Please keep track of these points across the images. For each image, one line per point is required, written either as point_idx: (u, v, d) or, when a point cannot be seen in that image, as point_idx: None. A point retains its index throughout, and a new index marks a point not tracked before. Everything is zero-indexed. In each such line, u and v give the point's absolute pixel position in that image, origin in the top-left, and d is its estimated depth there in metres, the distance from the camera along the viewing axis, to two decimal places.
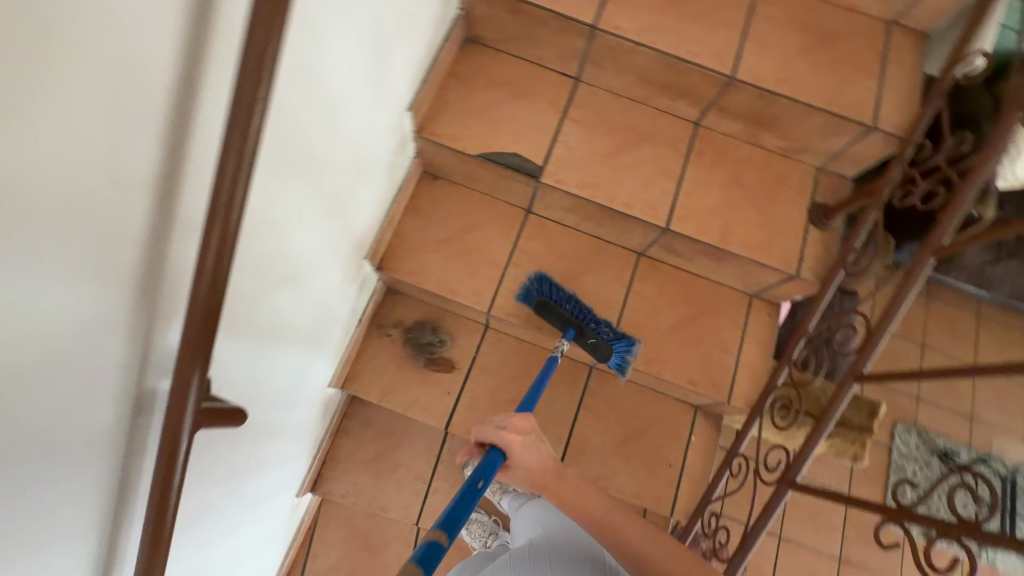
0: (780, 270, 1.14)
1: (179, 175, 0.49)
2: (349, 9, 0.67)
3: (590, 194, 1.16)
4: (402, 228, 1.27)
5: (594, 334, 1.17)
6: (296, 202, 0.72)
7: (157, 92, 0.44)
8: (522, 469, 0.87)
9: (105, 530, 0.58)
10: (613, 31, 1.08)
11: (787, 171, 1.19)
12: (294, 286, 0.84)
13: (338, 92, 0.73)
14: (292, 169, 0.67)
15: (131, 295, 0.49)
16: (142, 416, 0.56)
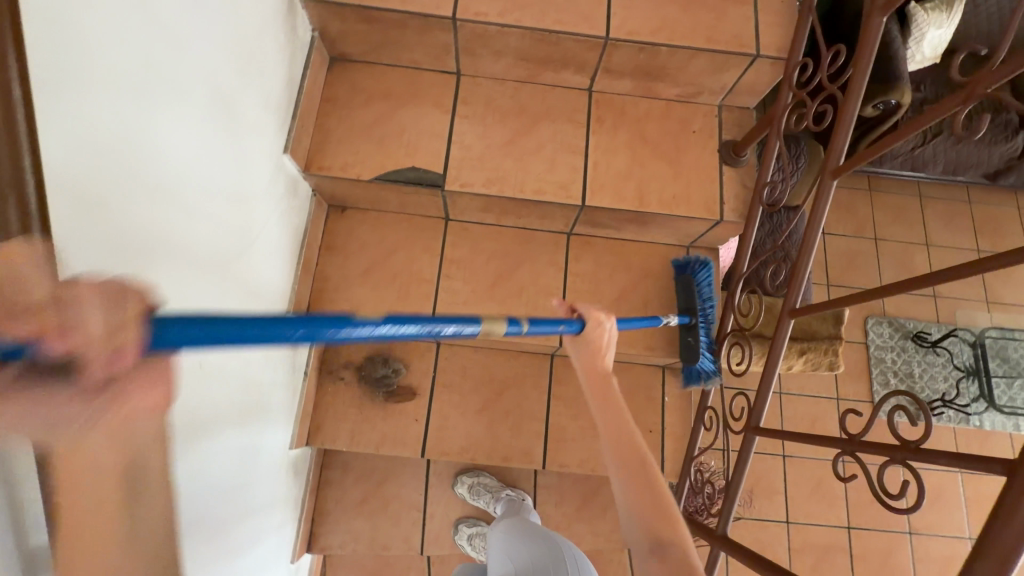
0: (704, 218, 1.12)
1: None
2: (149, 70, 0.61)
3: (500, 189, 1.11)
4: (322, 269, 1.21)
5: (697, 336, 1.12)
6: (166, 288, 0.67)
7: None
8: (585, 348, 0.91)
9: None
10: (475, 17, 1.02)
11: (689, 116, 1.17)
12: (201, 369, 0.79)
13: (173, 160, 0.67)
14: (140, 261, 0.61)
15: None
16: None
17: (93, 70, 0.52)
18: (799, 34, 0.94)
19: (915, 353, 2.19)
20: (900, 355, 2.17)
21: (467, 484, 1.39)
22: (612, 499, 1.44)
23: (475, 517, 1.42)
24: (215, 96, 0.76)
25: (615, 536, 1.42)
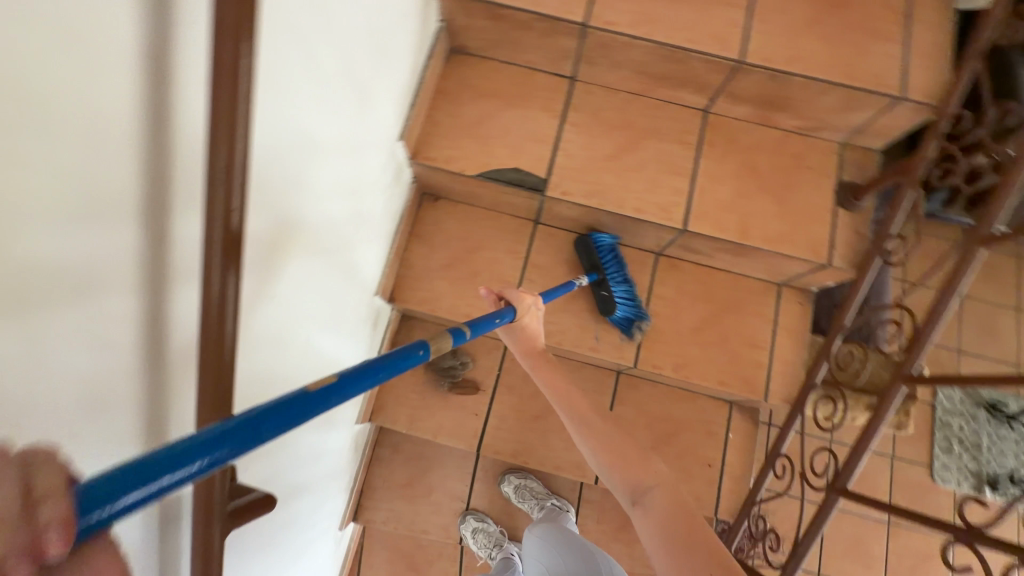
0: (809, 260, 1.07)
1: (164, 269, 0.46)
2: (319, 60, 0.63)
3: (599, 204, 1.09)
4: (408, 255, 1.23)
5: (609, 288, 1.14)
6: (293, 265, 0.72)
7: (129, 192, 0.41)
8: (521, 333, 0.92)
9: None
10: (605, 26, 0.99)
11: (806, 151, 1.11)
12: (305, 343, 0.83)
13: (321, 146, 0.70)
14: (279, 238, 0.65)
15: (136, 404, 0.47)
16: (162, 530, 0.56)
17: (277, 65, 0.54)
18: (957, 83, 0.88)
19: (986, 423, 2.03)
20: (969, 424, 2.03)
21: (513, 485, 1.40)
22: None
23: (484, 512, 1.44)
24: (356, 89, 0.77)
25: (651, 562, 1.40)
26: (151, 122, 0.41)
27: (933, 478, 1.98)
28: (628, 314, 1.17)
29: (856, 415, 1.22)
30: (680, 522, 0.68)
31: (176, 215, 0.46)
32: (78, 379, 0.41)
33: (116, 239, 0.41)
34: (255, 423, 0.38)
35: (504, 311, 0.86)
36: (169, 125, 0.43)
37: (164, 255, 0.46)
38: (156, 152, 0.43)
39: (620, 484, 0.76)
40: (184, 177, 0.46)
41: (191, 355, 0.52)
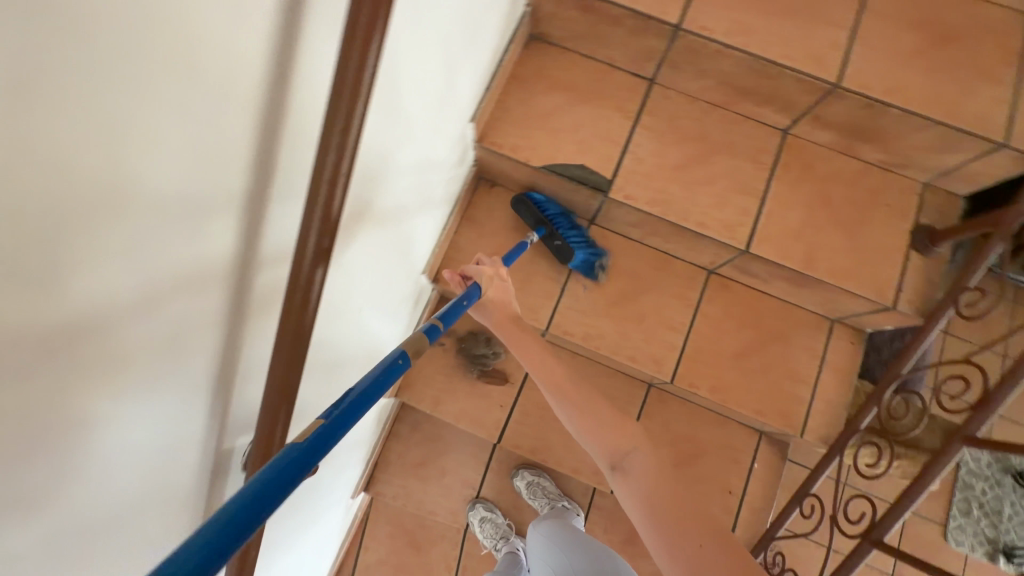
0: (872, 301, 1.03)
1: (260, 228, 0.47)
2: (420, 36, 0.66)
3: (661, 213, 1.07)
4: (457, 238, 1.22)
5: (563, 237, 1.12)
6: (369, 230, 0.75)
7: (242, 146, 0.42)
8: (490, 307, 0.92)
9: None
10: (698, 31, 0.96)
11: (885, 187, 1.06)
12: (366, 308, 0.86)
13: (409, 119, 0.73)
14: (363, 202, 0.69)
15: (212, 356, 0.48)
16: (214, 481, 0.57)
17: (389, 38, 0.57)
18: None
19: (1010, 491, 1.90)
20: (992, 489, 1.88)
21: (525, 480, 1.39)
22: None
23: (493, 503, 1.44)
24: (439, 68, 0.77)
25: None
26: (276, 85, 0.43)
27: (946, 539, 1.87)
28: (587, 255, 1.14)
29: (902, 467, 1.25)
30: (661, 485, 0.71)
31: (277, 178, 0.48)
32: (177, 322, 0.42)
33: (229, 193, 0.42)
34: (259, 496, 0.34)
35: (470, 290, 0.84)
36: (289, 90, 0.45)
37: (263, 216, 0.47)
38: (272, 113, 0.44)
39: (598, 449, 0.77)
40: (292, 141, 0.48)
41: (269, 313, 0.55)
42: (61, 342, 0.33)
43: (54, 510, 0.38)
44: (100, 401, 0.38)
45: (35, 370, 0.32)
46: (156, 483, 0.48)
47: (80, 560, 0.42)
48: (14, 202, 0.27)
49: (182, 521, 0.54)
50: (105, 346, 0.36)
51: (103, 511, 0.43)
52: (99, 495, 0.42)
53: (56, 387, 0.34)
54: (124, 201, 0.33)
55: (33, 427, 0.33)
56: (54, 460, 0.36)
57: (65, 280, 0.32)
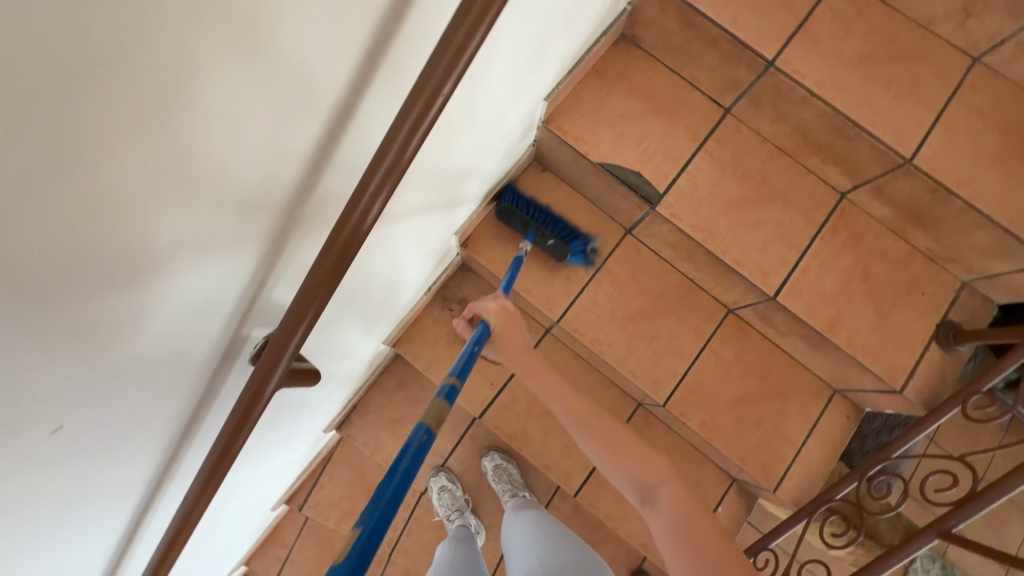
0: (882, 380, 1.03)
1: (341, 128, 0.52)
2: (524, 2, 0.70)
3: (702, 240, 1.07)
4: (496, 211, 1.22)
5: (550, 234, 1.14)
6: (424, 177, 0.79)
7: (353, 45, 0.46)
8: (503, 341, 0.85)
9: (163, 465, 0.59)
10: (790, 73, 0.96)
11: (924, 276, 1.06)
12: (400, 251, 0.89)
13: (491, 78, 0.77)
14: (431, 146, 0.73)
15: (263, 236, 0.51)
16: (225, 365, 0.58)
17: None
18: None
19: None
20: None
21: (493, 462, 1.39)
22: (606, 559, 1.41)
23: (456, 475, 1.45)
24: (531, 41, 0.81)
25: None
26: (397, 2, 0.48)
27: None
28: (582, 246, 1.16)
29: (857, 555, 1.26)
30: (694, 515, 0.66)
31: (370, 98, 0.53)
32: (245, 185, 0.46)
33: (325, 87, 0.47)
34: None
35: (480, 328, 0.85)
36: (406, 13, 0.50)
37: (345, 124, 0.52)
38: (387, 27, 0.49)
39: (628, 488, 0.71)
40: (392, 70, 0.53)
41: (324, 215, 0.58)
42: (154, 153, 0.36)
43: (99, 318, 0.40)
44: (166, 230, 0.41)
45: (127, 170, 0.35)
46: (182, 341, 0.50)
47: (100, 385, 0.44)
48: (170, 5, 0.31)
49: (186, 393, 0.55)
50: (187, 176, 0.40)
51: (135, 346, 0.45)
52: (137, 328, 0.44)
53: (139, 196, 0.37)
54: (245, 50, 0.38)
55: (106, 226, 0.36)
56: (117, 269, 0.39)
57: (178, 97, 0.35)
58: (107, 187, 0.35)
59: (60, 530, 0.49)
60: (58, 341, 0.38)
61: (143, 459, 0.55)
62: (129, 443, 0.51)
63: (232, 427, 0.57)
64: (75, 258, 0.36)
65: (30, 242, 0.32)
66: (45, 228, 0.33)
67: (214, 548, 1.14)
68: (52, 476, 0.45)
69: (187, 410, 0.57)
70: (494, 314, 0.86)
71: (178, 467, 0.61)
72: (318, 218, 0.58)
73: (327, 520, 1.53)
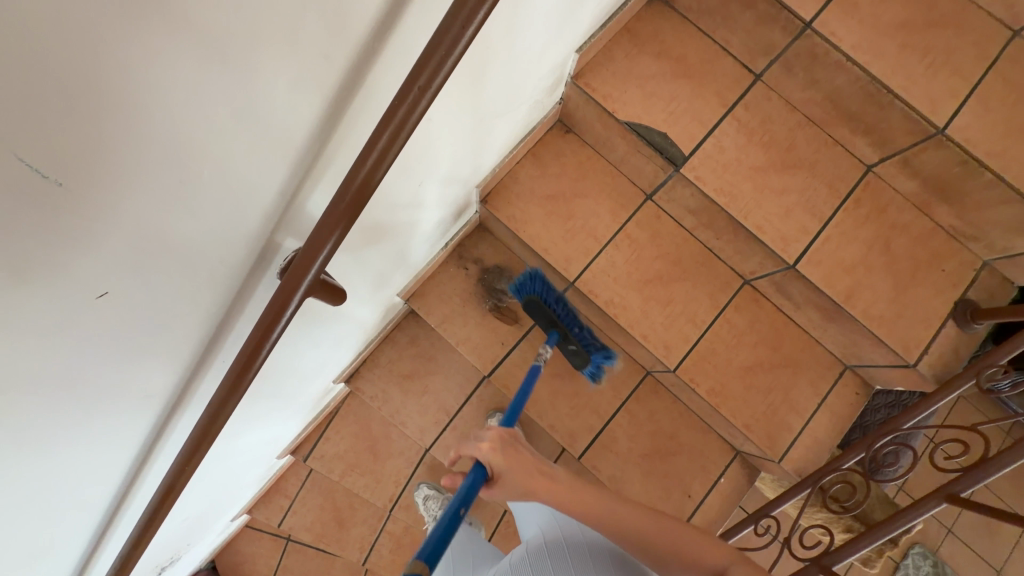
0: (896, 353, 1.03)
1: (387, 31, 0.51)
2: None
3: (724, 203, 1.07)
4: (518, 169, 1.22)
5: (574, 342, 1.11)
6: (456, 105, 0.79)
7: None
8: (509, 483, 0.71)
9: (192, 361, 0.59)
10: (827, 36, 0.95)
11: (946, 254, 1.06)
12: (422, 184, 0.90)
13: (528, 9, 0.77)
14: (467, 72, 0.74)
15: (304, 135, 0.51)
16: (257, 265, 0.58)
17: None
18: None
19: None
20: None
21: None
22: None
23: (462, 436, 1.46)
24: None
25: None
26: None
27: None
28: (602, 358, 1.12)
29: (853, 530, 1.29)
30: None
31: None
32: (297, 65, 0.45)
33: None
34: None
35: (475, 473, 0.73)
36: None
37: (393, 22, 0.51)
38: None
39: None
40: None
41: (362, 127, 0.57)
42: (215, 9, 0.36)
43: (153, 185, 0.41)
44: (219, 98, 0.41)
45: (189, 24, 0.35)
46: (221, 232, 0.50)
47: (141, 255, 0.44)
48: None
49: (220, 288, 0.55)
50: (245, 46, 0.40)
51: (178, 225, 0.46)
52: (183, 207, 0.45)
53: (198, 54, 0.37)
54: None
55: (167, 90, 0.37)
56: (170, 126, 0.39)
57: None
58: (171, 37, 0.35)
59: (93, 407, 0.51)
60: (110, 197, 0.38)
61: (177, 346, 0.55)
62: (161, 327, 0.52)
63: (259, 326, 0.57)
64: (135, 108, 0.36)
65: (101, 84, 0.33)
66: (114, 67, 0.33)
67: (222, 484, 1.14)
68: (92, 342, 0.46)
69: (218, 311, 0.57)
70: (491, 458, 0.71)
71: (204, 367, 0.62)
72: (359, 121, 0.57)
73: (331, 472, 1.55)
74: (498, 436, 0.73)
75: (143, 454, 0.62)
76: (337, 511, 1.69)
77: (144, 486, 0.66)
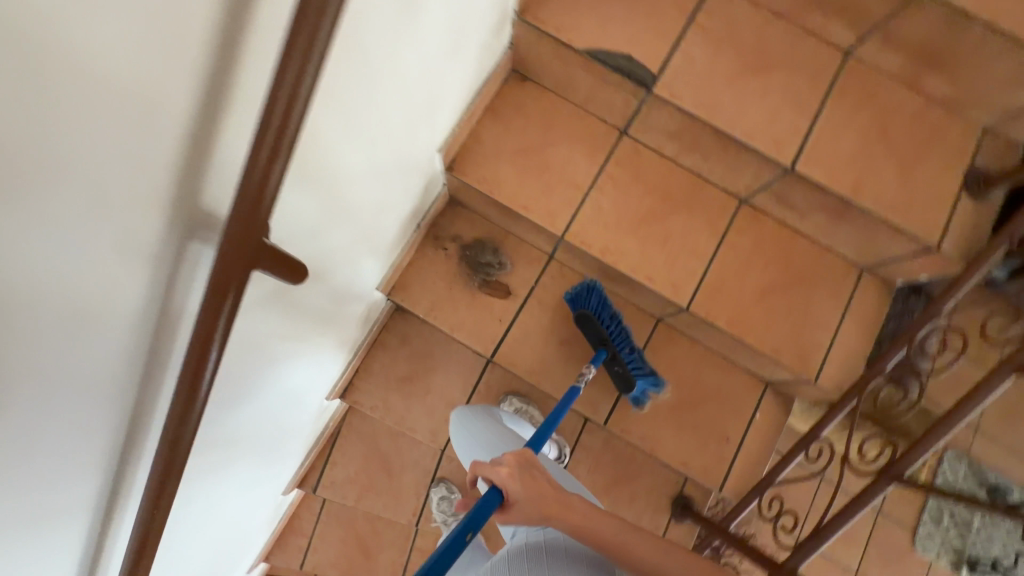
0: (917, 239, 0.96)
1: None
2: None
3: (707, 117, 0.99)
4: (479, 129, 1.12)
5: (621, 366, 1.11)
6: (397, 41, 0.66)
7: None
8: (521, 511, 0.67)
9: (127, 380, 0.47)
10: None
11: (945, 126, 0.99)
12: (373, 149, 0.75)
13: None
14: None
15: (202, 52, 0.37)
16: (184, 236, 0.44)
17: None
18: None
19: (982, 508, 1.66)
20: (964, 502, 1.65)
21: (513, 407, 1.29)
22: (646, 489, 1.29)
23: None
24: None
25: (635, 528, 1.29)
26: None
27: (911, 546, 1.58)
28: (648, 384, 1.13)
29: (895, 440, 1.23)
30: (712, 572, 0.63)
31: None
32: None
33: None
34: None
35: (489, 496, 0.71)
36: None
37: None
38: None
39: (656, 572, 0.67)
40: None
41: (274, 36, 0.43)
42: None
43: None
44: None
45: None
46: (121, 202, 0.37)
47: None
48: None
49: (137, 273, 0.42)
50: None
51: (50, 199, 0.32)
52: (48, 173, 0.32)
53: None
54: None
55: None
56: None
57: None
58: None
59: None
60: None
61: (97, 364, 0.43)
62: (61, 339, 0.39)
63: (200, 317, 0.43)
64: None
65: None
66: None
67: (226, 534, 1.02)
68: None
69: (149, 310, 0.45)
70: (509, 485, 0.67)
71: (143, 381, 0.48)
72: (267, 25, 0.42)
73: (346, 497, 1.43)
74: (515, 462, 0.70)
75: (100, 496, 0.51)
76: (360, 539, 1.57)
77: (114, 530, 0.56)
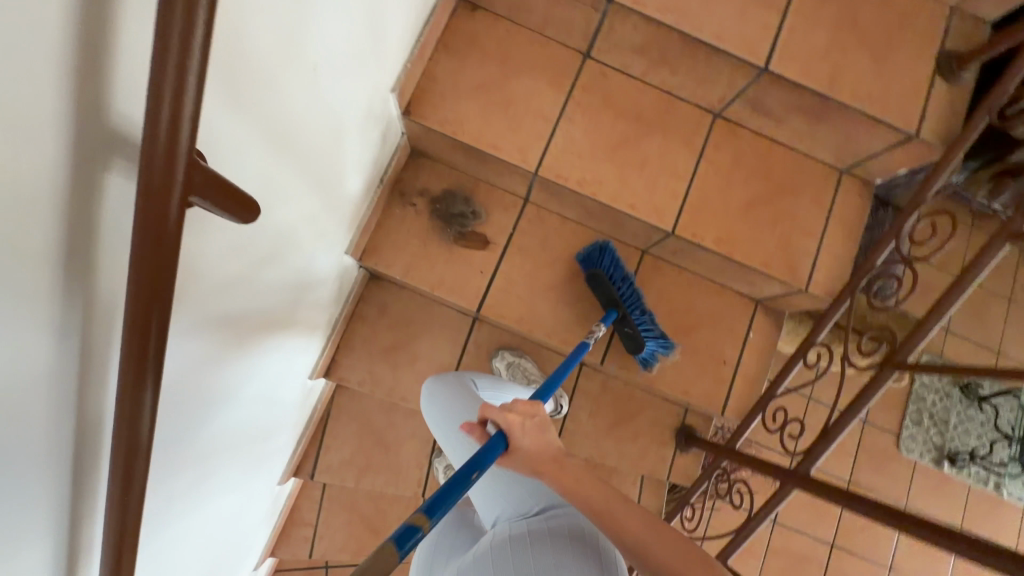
0: (897, 129, 0.94)
1: None
2: None
3: (673, 23, 0.93)
4: (433, 67, 1.03)
5: (631, 327, 1.09)
6: None
7: None
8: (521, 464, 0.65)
9: (54, 382, 0.36)
10: None
11: (913, 10, 0.96)
12: (320, 79, 0.64)
13: None
14: None
15: None
16: (91, 163, 0.32)
17: None
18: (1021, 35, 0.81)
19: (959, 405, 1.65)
20: (941, 400, 1.65)
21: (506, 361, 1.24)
22: (650, 425, 1.28)
23: None
24: None
25: (644, 464, 1.28)
26: None
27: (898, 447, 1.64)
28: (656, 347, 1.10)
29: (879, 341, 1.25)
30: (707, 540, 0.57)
31: None
32: None
33: None
34: None
35: (493, 442, 0.67)
36: None
37: None
38: None
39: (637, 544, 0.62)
40: None
41: None
42: None
43: None
44: None
45: None
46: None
47: None
48: None
49: (37, 218, 0.30)
50: None
51: None
52: None
53: None
54: None
55: None
56: None
57: None
58: None
59: None
60: None
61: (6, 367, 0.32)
62: None
63: (136, 275, 0.34)
64: None
65: None
66: None
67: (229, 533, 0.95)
68: None
69: (65, 281, 0.34)
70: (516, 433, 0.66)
71: (79, 369, 0.38)
72: None
73: (346, 480, 1.38)
74: (529, 413, 0.67)
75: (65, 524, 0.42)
76: (368, 520, 1.52)
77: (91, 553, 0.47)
